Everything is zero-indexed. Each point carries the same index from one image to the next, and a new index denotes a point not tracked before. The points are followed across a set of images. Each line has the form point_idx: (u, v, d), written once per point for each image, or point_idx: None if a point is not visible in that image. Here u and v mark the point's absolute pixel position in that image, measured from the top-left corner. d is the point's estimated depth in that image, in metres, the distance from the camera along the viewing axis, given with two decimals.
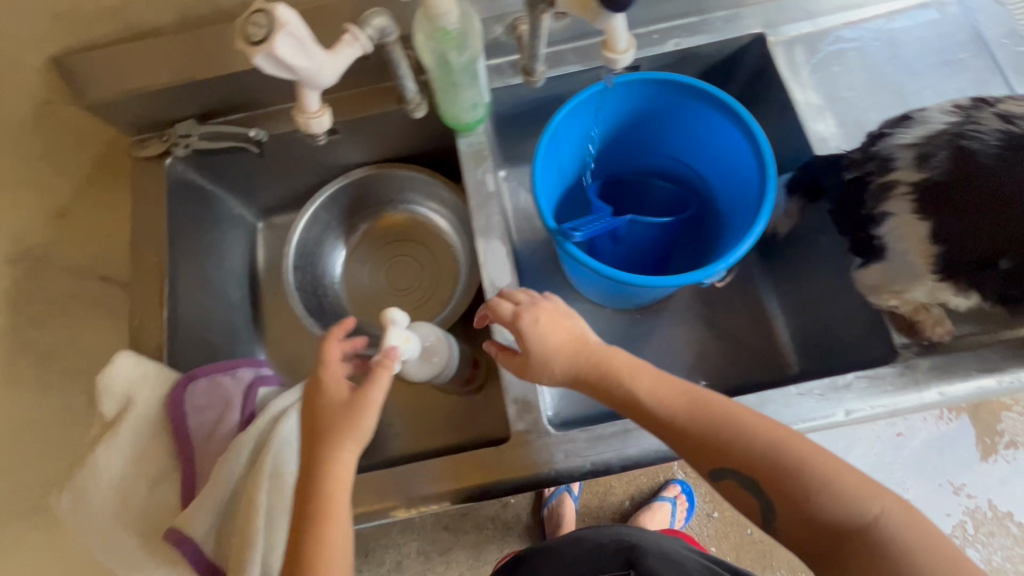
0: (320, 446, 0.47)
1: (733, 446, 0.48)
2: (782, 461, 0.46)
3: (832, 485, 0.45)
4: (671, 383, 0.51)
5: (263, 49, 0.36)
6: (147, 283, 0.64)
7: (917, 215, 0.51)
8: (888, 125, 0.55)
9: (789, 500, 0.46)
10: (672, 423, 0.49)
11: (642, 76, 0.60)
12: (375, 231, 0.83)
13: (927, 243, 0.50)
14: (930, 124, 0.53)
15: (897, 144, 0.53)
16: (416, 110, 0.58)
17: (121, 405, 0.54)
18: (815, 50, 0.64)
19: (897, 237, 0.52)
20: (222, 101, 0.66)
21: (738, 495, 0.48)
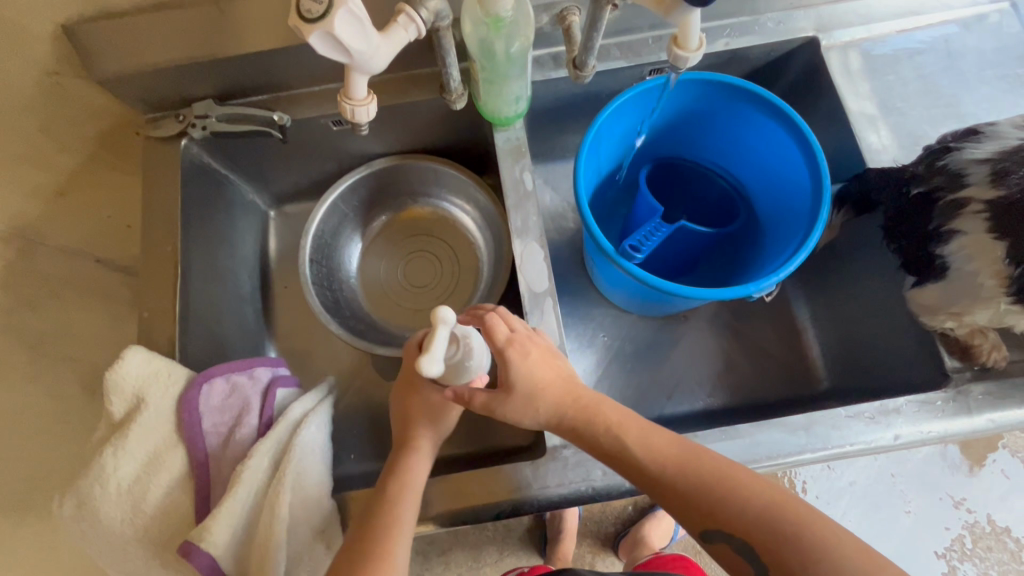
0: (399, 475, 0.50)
1: (725, 504, 0.45)
2: (778, 524, 0.43)
3: (831, 553, 0.41)
4: (662, 434, 0.48)
5: (321, 27, 0.34)
6: (158, 273, 0.60)
7: (991, 235, 0.49)
8: (956, 139, 0.53)
9: (783, 570, 0.43)
10: (662, 475, 0.47)
11: (698, 77, 0.57)
12: (394, 225, 0.80)
13: (1000, 263, 0.48)
14: (1004, 139, 0.51)
15: (969, 159, 0.51)
16: (457, 102, 0.56)
17: (133, 404, 0.51)
18: (869, 57, 0.62)
19: (963, 258, 0.50)
20: (243, 81, 0.62)
21: (732, 558, 0.45)
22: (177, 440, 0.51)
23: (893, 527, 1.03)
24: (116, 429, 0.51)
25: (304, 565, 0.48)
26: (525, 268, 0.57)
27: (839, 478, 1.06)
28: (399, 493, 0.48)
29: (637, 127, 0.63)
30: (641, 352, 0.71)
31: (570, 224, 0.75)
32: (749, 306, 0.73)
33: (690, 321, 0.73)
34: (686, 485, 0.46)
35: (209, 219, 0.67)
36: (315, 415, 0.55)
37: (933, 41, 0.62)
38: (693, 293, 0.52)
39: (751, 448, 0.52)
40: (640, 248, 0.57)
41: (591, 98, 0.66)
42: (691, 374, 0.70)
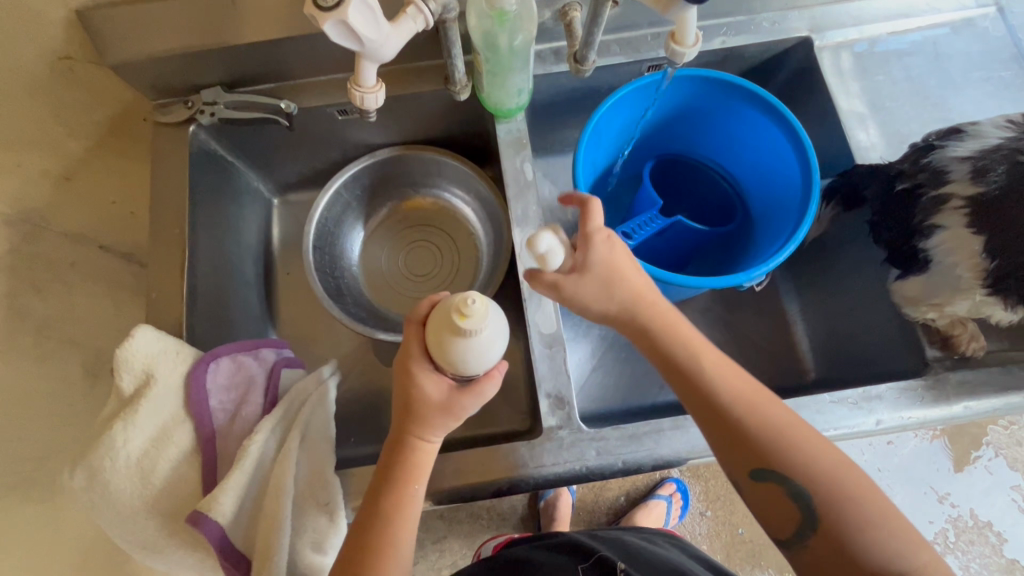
0: (402, 461, 0.47)
1: (788, 449, 0.46)
2: (836, 477, 0.45)
3: (886, 515, 0.44)
4: (738, 373, 0.48)
5: (335, 15, 0.36)
6: (166, 255, 0.62)
7: (970, 230, 0.51)
8: (939, 137, 0.55)
9: (835, 519, 0.44)
10: (733, 411, 0.47)
11: (692, 73, 0.59)
12: (396, 215, 0.81)
13: (978, 257, 0.50)
14: (985, 138, 0.52)
15: (951, 156, 0.53)
16: (461, 93, 0.57)
17: (141, 380, 0.52)
18: (859, 57, 0.64)
19: (944, 252, 0.52)
20: (251, 69, 0.64)
21: (778, 503, 0.46)
22: (185, 416, 0.52)
23: None
24: (125, 404, 0.52)
25: (308, 537, 0.51)
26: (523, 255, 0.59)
27: None
28: (400, 501, 0.47)
29: (634, 121, 0.65)
30: None
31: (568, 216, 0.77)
32: (740, 298, 0.75)
33: (683, 312, 0.75)
34: (761, 428, 0.46)
35: (216, 205, 0.68)
36: (318, 394, 0.57)
37: (922, 44, 0.64)
38: (686, 281, 0.54)
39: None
40: (631, 235, 0.58)
41: (590, 93, 0.68)
42: None
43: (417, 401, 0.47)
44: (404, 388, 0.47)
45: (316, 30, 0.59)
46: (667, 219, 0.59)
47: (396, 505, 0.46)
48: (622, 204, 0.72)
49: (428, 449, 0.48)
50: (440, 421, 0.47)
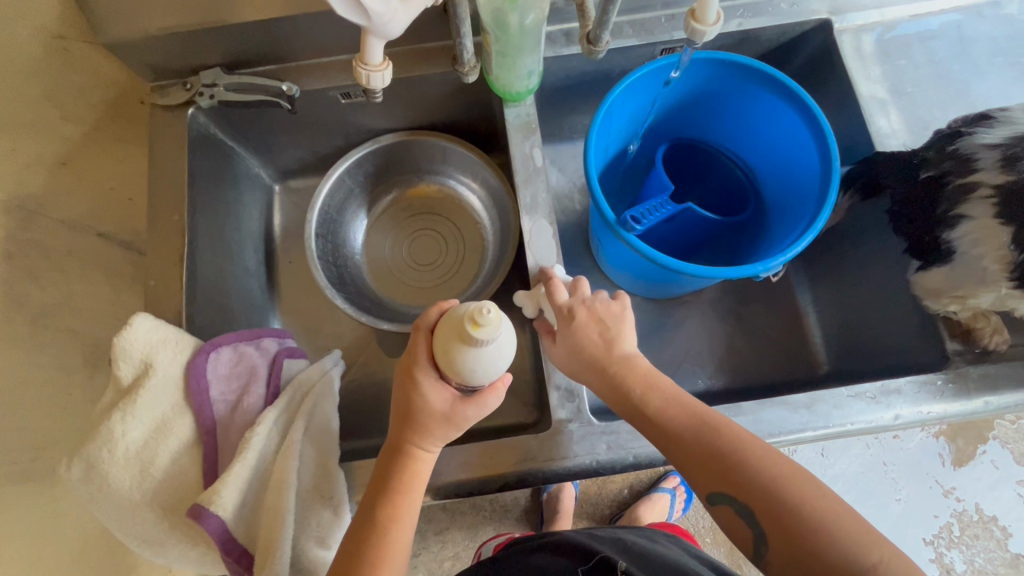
0: (402, 463, 0.46)
1: (731, 472, 0.45)
2: (781, 497, 0.43)
3: (835, 531, 0.41)
4: (680, 402, 0.48)
5: None
6: (165, 242, 0.60)
7: (998, 220, 0.49)
8: (967, 123, 0.53)
9: (782, 539, 0.43)
10: (678, 439, 0.47)
11: (709, 56, 0.57)
12: (400, 203, 0.80)
13: (1006, 249, 0.48)
14: (1015, 125, 0.50)
15: (980, 143, 0.51)
16: (469, 75, 0.55)
17: (140, 370, 0.50)
18: (880, 41, 0.62)
19: (969, 242, 0.51)
20: (252, 50, 0.62)
21: (733, 526, 0.45)
22: (185, 406, 0.51)
23: (883, 514, 1.05)
24: (124, 394, 0.51)
25: (312, 532, 0.49)
26: (534, 244, 0.57)
27: (831, 466, 1.07)
28: (394, 514, 0.45)
29: (646, 106, 0.62)
30: (644, 333, 0.72)
31: (576, 204, 0.75)
32: (751, 290, 0.73)
33: (693, 303, 0.73)
34: (703, 453, 0.46)
35: (215, 191, 0.67)
36: (321, 385, 0.55)
37: (945, 27, 0.62)
38: (701, 271, 0.52)
39: (755, 425, 0.53)
40: (641, 220, 0.55)
41: (601, 77, 0.66)
42: (694, 357, 0.71)
43: (419, 410, 0.45)
44: (407, 394, 0.46)
45: (319, 9, 0.57)
46: (680, 207, 0.56)
47: (394, 506, 0.46)
48: (631, 193, 0.70)
49: (426, 459, 0.47)
50: (441, 430, 0.46)
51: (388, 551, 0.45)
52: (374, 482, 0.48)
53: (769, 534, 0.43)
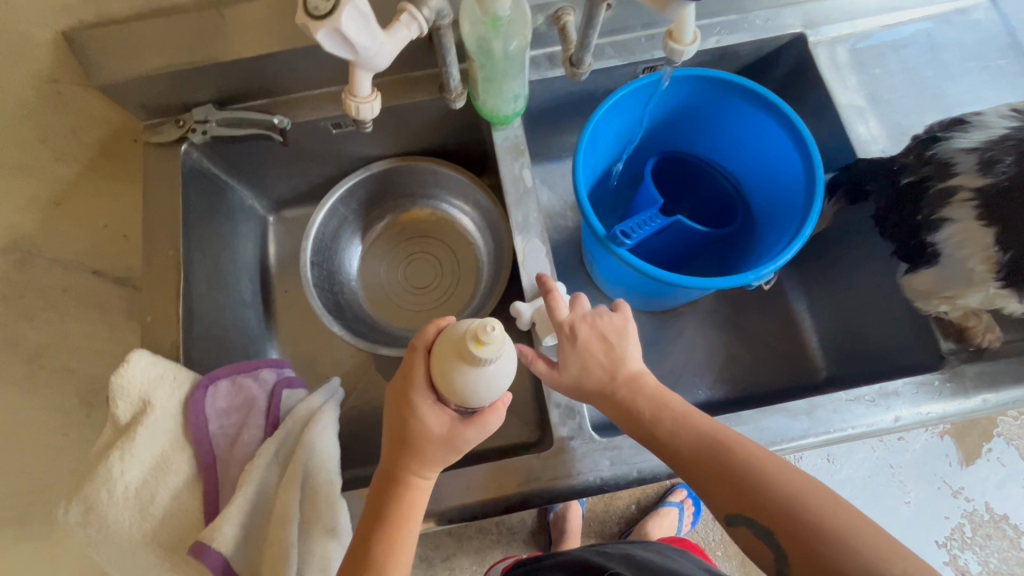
0: (398, 489, 0.46)
1: (748, 491, 0.45)
2: (800, 515, 0.43)
3: (855, 546, 0.41)
4: (691, 422, 0.48)
5: (329, 22, 0.35)
6: (160, 278, 0.60)
7: (980, 222, 0.50)
8: (943, 129, 0.54)
9: (805, 559, 0.42)
10: (691, 460, 0.47)
11: (689, 73, 0.58)
12: (394, 228, 0.80)
13: (991, 250, 0.49)
14: (991, 128, 0.51)
15: (957, 148, 0.52)
16: (457, 101, 0.56)
17: (137, 407, 0.50)
18: (855, 52, 0.64)
19: (953, 245, 0.51)
20: (243, 86, 0.63)
21: (754, 546, 0.45)
22: (184, 442, 0.51)
23: (893, 518, 1.05)
24: (121, 433, 0.50)
25: (316, 564, 0.49)
26: (527, 263, 0.57)
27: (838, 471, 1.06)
28: (389, 543, 0.45)
29: (631, 124, 0.64)
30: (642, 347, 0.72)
31: (568, 221, 0.76)
32: (746, 299, 0.74)
33: (689, 314, 0.74)
34: (714, 472, 0.46)
35: (210, 225, 0.67)
36: (321, 414, 0.55)
37: (916, 35, 0.64)
38: (694, 282, 0.52)
39: (756, 433, 0.53)
40: (630, 235, 0.55)
41: (586, 97, 0.67)
42: (692, 368, 0.71)
43: (417, 434, 0.45)
44: (403, 417, 0.46)
45: (308, 43, 0.58)
46: (669, 220, 0.57)
47: (391, 533, 0.45)
48: (620, 209, 0.71)
49: (422, 485, 0.47)
50: (439, 454, 0.45)
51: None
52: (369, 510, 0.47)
53: (792, 554, 0.43)
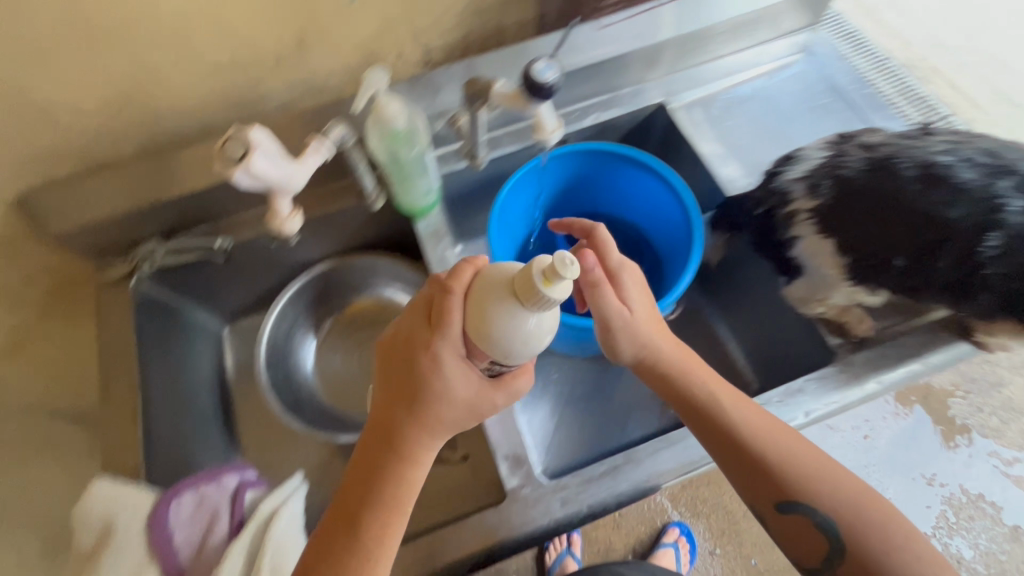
0: (411, 456, 0.47)
1: (813, 487, 0.51)
2: (863, 517, 0.50)
3: (904, 540, 0.49)
4: (759, 415, 0.54)
5: (242, 167, 0.43)
6: (117, 404, 0.63)
7: (821, 236, 0.59)
8: (776, 164, 0.63)
9: (859, 553, 0.49)
10: (757, 449, 0.52)
11: (569, 149, 0.69)
12: (343, 320, 0.86)
13: (836, 257, 0.58)
14: (809, 159, 0.61)
15: (789, 179, 0.62)
16: (376, 203, 0.67)
17: (101, 531, 0.52)
18: (710, 109, 0.76)
19: (809, 257, 0.60)
20: (185, 217, 0.69)
21: (807, 539, 0.51)
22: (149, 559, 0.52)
23: None
24: (87, 561, 0.52)
25: None
26: None
27: None
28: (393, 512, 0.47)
29: (534, 198, 0.74)
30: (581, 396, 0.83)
31: None
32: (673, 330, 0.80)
33: None
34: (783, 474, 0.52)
35: (164, 346, 0.72)
36: (285, 508, 0.57)
37: (755, 90, 0.77)
38: None
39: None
40: None
41: (495, 179, 0.76)
42: None
43: (440, 397, 0.46)
44: (428, 375, 0.46)
45: None
46: None
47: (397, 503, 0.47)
48: None
49: (431, 451, 0.48)
50: (457, 414, 0.47)
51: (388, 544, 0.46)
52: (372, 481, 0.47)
53: (847, 550, 0.49)
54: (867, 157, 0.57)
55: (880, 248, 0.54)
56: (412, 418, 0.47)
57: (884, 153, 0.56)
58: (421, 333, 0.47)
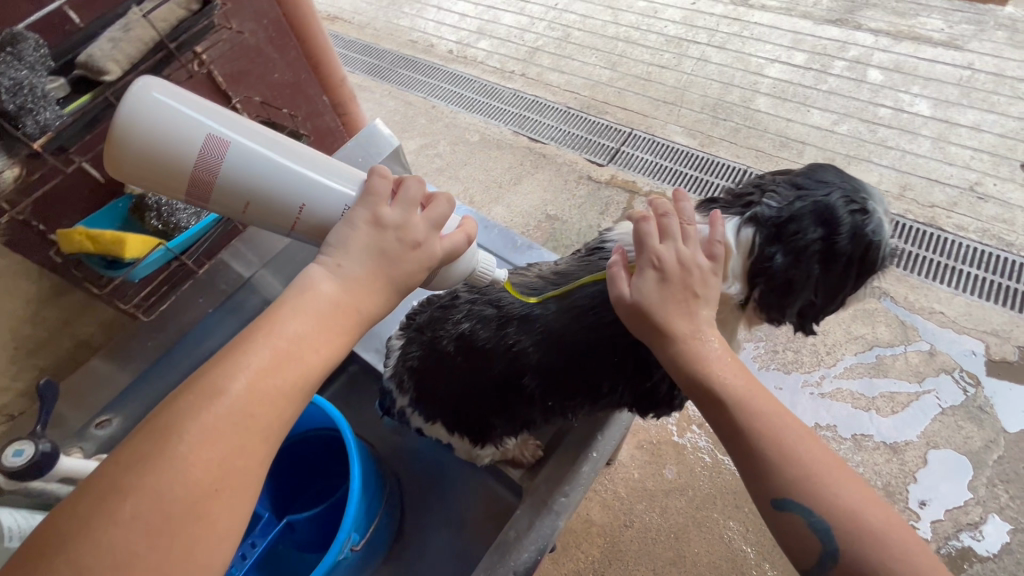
0: (403, 265, 0.63)
1: (765, 424, 0.66)
2: (793, 457, 0.64)
3: (825, 473, 0.63)
4: (739, 370, 0.70)
5: None
6: None
7: (408, 405, 0.99)
8: (386, 386, 1.01)
9: (783, 482, 0.63)
10: (734, 392, 0.68)
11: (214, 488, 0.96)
12: None
13: (410, 407, 0.99)
14: (391, 356, 1.00)
15: (389, 370, 1.00)
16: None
17: None
18: None
19: (412, 417, 1.01)
20: None
21: (766, 466, 0.64)
22: None
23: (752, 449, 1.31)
24: None
25: None
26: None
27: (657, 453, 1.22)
28: (331, 339, 0.58)
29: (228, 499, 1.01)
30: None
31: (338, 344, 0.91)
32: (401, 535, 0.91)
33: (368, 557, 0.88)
34: (763, 407, 0.67)
35: None
36: None
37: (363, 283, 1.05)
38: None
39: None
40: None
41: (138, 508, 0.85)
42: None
43: (426, 255, 0.65)
44: (418, 257, 0.64)
45: None
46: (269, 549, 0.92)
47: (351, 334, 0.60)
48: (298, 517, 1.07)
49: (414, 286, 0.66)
50: (416, 262, 0.64)
51: (318, 347, 0.57)
52: (368, 296, 0.60)
53: (788, 478, 0.63)
54: (417, 352, 0.95)
55: (443, 409, 0.96)
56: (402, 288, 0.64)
57: (425, 345, 0.94)
58: (432, 239, 0.65)
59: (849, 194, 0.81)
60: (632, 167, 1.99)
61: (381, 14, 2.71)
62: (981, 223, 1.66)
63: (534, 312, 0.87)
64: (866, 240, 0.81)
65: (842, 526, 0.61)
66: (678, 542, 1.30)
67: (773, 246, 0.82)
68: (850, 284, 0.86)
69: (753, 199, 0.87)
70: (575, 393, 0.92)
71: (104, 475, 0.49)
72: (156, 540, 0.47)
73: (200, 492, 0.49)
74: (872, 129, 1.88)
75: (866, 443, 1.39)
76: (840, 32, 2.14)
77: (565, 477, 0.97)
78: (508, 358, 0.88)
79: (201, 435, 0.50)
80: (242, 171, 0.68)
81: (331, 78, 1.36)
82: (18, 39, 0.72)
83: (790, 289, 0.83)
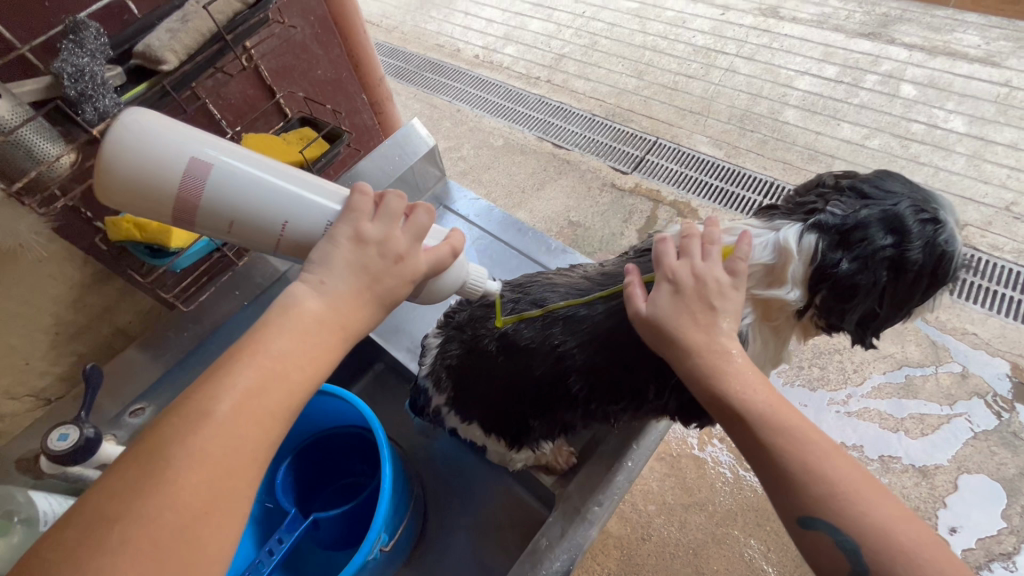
0: (388, 284, 0.62)
1: (789, 440, 0.63)
2: (821, 474, 0.61)
3: (856, 492, 0.60)
4: (761, 384, 0.68)
5: None
6: None
7: (445, 403, 0.99)
8: (422, 383, 1.01)
9: (810, 500, 0.60)
10: (755, 407, 0.65)
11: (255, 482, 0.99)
12: None
13: (446, 405, 0.99)
14: (430, 354, 1.00)
15: (427, 368, 1.00)
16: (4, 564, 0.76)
17: None
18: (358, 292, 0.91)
19: (447, 415, 1.01)
20: None
21: (791, 484, 0.61)
22: None
23: None
24: None
25: None
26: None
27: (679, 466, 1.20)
28: (317, 358, 0.57)
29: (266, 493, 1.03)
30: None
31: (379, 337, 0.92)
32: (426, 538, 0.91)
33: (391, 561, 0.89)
34: (786, 421, 0.64)
35: None
36: None
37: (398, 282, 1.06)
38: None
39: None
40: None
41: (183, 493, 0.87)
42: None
43: (410, 268, 0.64)
44: (403, 271, 0.63)
45: None
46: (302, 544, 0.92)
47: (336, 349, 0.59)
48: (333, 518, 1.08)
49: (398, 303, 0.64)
50: (400, 276, 0.63)
51: (301, 365, 0.56)
52: (355, 312, 0.60)
53: (816, 496, 0.60)
54: (457, 350, 0.95)
55: (480, 409, 0.95)
56: (388, 302, 0.63)
57: (466, 344, 0.94)
58: (415, 254, 0.65)
59: (919, 204, 0.79)
60: (656, 176, 1.98)
61: (408, 18, 2.74)
62: (1018, 244, 1.62)
63: (581, 313, 0.86)
64: (936, 251, 0.78)
65: (876, 550, 0.57)
66: (697, 558, 1.27)
67: (837, 253, 0.80)
68: (918, 297, 0.83)
69: (815, 206, 0.85)
70: (620, 396, 0.91)
71: (97, 503, 0.48)
72: (150, 564, 0.45)
73: (190, 516, 0.48)
74: (905, 145, 1.85)
75: (893, 465, 1.35)
76: (873, 46, 2.11)
77: (599, 485, 0.98)
78: (552, 360, 0.87)
79: (188, 459, 0.49)
80: (222, 191, 0.67)
81: (369, 79, 1.37)
82: (81, 27, 0.76)
83: (852, 297, 0.81)
